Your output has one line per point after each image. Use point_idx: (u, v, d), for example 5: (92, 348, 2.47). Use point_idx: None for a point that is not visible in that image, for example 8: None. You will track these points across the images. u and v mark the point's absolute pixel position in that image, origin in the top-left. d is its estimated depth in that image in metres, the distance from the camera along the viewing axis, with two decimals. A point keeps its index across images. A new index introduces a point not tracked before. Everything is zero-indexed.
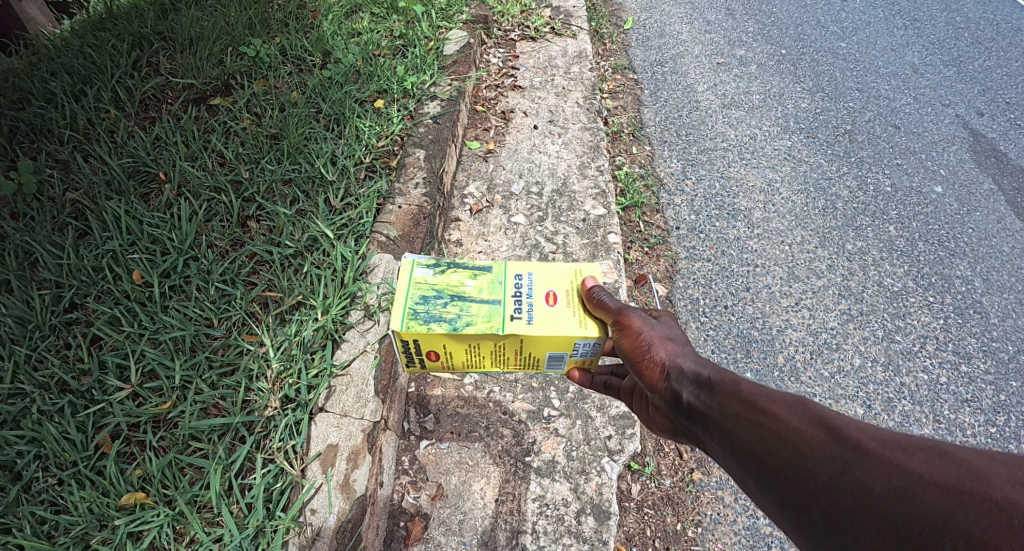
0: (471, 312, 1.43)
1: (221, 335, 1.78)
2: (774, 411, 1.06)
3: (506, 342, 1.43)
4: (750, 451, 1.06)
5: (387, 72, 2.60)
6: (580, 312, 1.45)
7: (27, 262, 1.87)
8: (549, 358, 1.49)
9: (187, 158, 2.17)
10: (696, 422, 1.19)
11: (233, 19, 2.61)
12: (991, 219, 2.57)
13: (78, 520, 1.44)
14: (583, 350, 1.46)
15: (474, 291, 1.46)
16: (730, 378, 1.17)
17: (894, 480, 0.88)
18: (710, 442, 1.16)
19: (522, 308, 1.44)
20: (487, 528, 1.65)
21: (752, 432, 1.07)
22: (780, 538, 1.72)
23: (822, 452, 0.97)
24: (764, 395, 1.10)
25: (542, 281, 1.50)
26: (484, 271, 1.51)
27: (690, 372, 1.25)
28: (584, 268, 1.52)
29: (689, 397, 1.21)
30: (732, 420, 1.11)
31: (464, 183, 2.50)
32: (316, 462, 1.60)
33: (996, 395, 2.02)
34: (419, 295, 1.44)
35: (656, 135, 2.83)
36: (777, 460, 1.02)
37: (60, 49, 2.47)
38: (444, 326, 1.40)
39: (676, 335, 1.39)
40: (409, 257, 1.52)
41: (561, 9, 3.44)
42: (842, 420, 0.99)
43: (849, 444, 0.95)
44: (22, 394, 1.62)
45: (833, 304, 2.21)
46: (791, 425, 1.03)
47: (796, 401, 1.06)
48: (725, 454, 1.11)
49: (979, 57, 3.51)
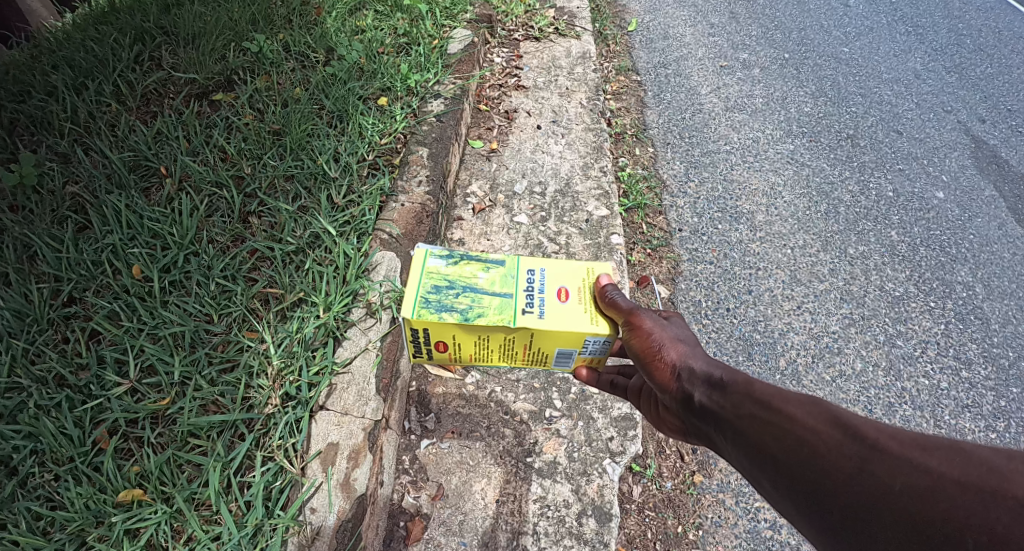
0: (483, 304, 1.41)
1: (222, 331, 1.77)
2: (789, 411, 1.06)
3: (516, 336, 1.42)
4: (765, 451, 1.06)
5: (391, 70, 2.59)
6: (591, 309, 1.45)
7: (26, 255, 1.86)
8: (558, 355, 1.48)
9: (188, 153, 2.16)
10: (708, 422, 1.20)
11: (237, 14, 2.60)
12: (992, 225, 2.58)
13: (74, 516, 1.42)
14: (593, 347, 1.45)
15: (487, 284, 1.45)
16: (742, 378, 1.17)
17: (914, 479, 0.88)
18: (724, 443, 1.16)
19: (533, 303, 1.43)
20: (488, 529, 1.64)
21: (767, 432, 1.07)
22: (781, 541, 1.71)
23: (839, 451, 0.97)
24: (777, 395, 1.10)
25: (554, 277, 1.50)
26: (497, 264, 1.50)
27: (701, 372, 1.26)
28: (597, 266, 1.52)
29: (702, 397, 1.21)
30: (746, 421, 1.11)
31: (467, 182, 2.50)
32: (316, 460, 1.58)
33: (996, 401, 2.02)
34: (432, 284, 1.43)
35: (659, 137, 2.83)
36: (794, 460, 1.02)
37: (61, 42, 2.45)
38: (455, 315, 1.38)
39: (686, 336, 1.39)
40: (423, 246, 1.51)
41: (565, 10, 3.44)
42: (858, 420, 0.99)
43: (866, 442, 0.95)
44: (19, 388, 1.60)
45: (835, 308, 2.21)
46: (806, 425, 1.03)
47: (811, 401, 1.05)
48: (739, 454, 1.12)
49: (981, 64, 3.52)
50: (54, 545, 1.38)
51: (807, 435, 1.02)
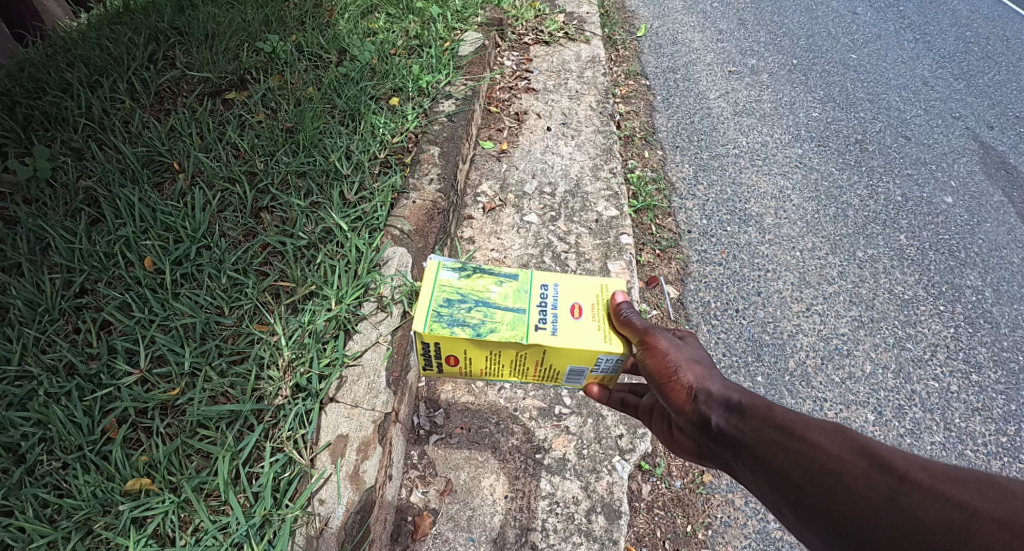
0: (495, 319, 1.40)
1: (232, 323, 1.77)
2: (812, 438, 1.04)
3: (528, 352, 1.41)
4: (787, 478, 1.04)
5: (402, 72, 2.61)
6: (605, 326, 1.43)
7: (39, 246, 1.87)
8: (569, 372, 1.47)
9: (201, 149, 2.17)
10: (725, 446, 1.17)
11: (250, 17, 2.64)
12: (1001, 230, 2.58)
13: (81, 505, 1.42)
14: (606, 364, 1.43)
15: (499, 298, 1.44)
16: (762, 402, 1.15)
17: (946, 514, 0.86)
18: (742, 469, 1.13)
19: (546, 319, 1.42)
20: (497, 525, 1.63)
21: (789, 459, 1.04)
22: (790, 542, 1.71)
23: (866, 482, 0.94)
24: (800, 421, 1.07)
25: (568, 293, 1.48)
26: (509, 278, 1.49)
27: (719, 395, 1.23)
28: (610, 282, 1.51)
29: (719, 421, 1.19)
30: (768, 447, 1.08)
31: (478, 181, 2.51)
32: (326, 452, 1.58)
33: (1007, 405, 2.01)
34: (444, 298, 1.42)
35: (668, 140, 2.84)
36: (819, 490, 0.99)
37: (77, 42, 2.48)
38: (467, 331, 1.37)
39: (701, 356, 1.36)
40: (435, 258, 1.50)
41: (574, 15, 3.45)
42: (886, 449, 0.96)
43: (895, 474, 0.93)
44: (30, 377, 1.61)
45: (844, 311, 2.21)
46: (829, 452, 1.01)
47: (835, 428, 1.03)
48: (759, 481, 1.09)
49: (988, 72, 3.55)
50: (60, 533, 1.38)
51: (831, 462, 0.99)
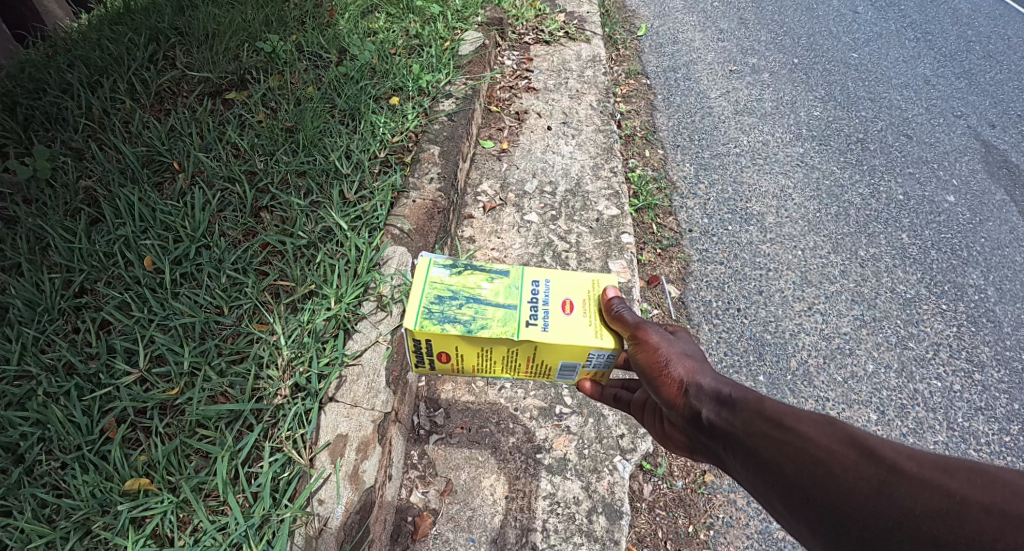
0: (487, 315, 1.39)
1: (232, 323, 1.77)
2: (802, 430, 1.03)
3: (520, 349, 1.40)
4: (778, 470, 1.03)
5: (403, 71, 2.60)
6: (596, 322, 1.42)
7: (39, 246, 1.86)
8: (562, 368, 1.46)
9: (202, 148, 2.17)
10: (717, 440, 1.16)
11: (250, 17, 2.63)
12: (1004, 229, 2.57)
13: (80, 505, 1.41)
14: (597, 360, 1.43)
15: (491, 295, 1.43)
16: (752, 396, 1.14)
17: (935, 503, 0.84)
18: (734, 463, 1.12)
19: (538, 315, 1.41)
20: (497, 525, 1.62)
21: (779, 452, 1.03)
22: (791, 542, 1.70)
23: (856, 473, 0.93)
24: (790, 413, 1.06)
25: (560, 289, 1.47)
26: (500, 275, 1.48)
27: (710, 389, 1.22)
28: (602, 278, 1.50)
29: (710, 415, 1.18)
30: (758, 440, 1.07)
31: (478, 181, 2.50)
32: (326, 451, 1.58)
33: (1010, 404, 2.00)
34: (435, 294, 1.41)
35: (669, 139, 2.84)
36: (809, 482, 0.98)
37: (77, 42, 2.48)
38: (458, 327, 1.36)
39: (694, 351, 1.36)
40: (427, 255, 1.49)
41: (574, 15, 3.45)
42: (875, 440, 0.95)
43: (884, 464, 0.91)
44: (30, 377, 1.60)
45: (846, 310, 2.20)
46: (819, 444, 1.00)
47: (825, 420, 1.02)
48: (751, 475, 1.08)
49: (990, 70, 3.54)
50: (59, 533, 1.37)
51: (821, 454, 0.99)
